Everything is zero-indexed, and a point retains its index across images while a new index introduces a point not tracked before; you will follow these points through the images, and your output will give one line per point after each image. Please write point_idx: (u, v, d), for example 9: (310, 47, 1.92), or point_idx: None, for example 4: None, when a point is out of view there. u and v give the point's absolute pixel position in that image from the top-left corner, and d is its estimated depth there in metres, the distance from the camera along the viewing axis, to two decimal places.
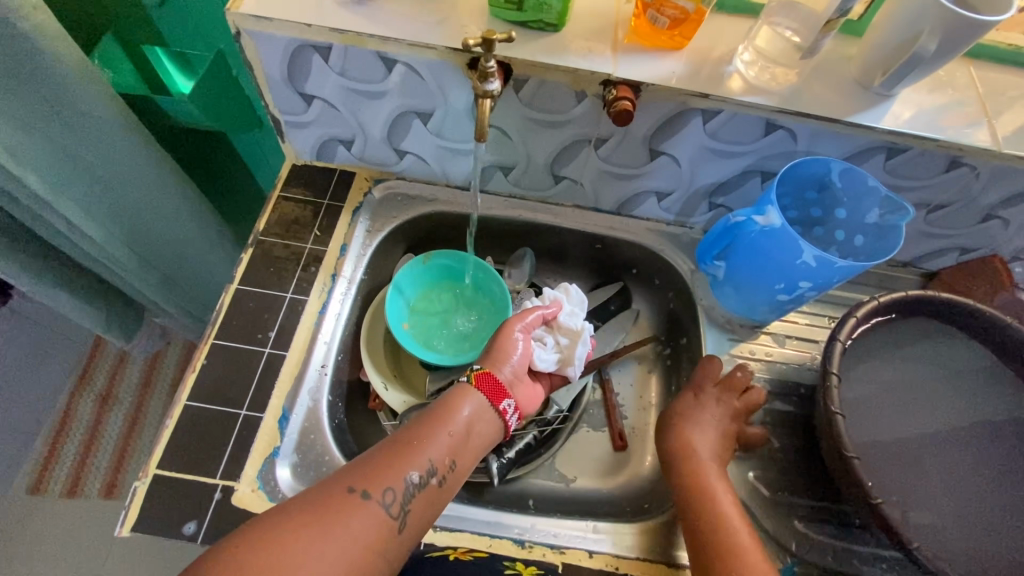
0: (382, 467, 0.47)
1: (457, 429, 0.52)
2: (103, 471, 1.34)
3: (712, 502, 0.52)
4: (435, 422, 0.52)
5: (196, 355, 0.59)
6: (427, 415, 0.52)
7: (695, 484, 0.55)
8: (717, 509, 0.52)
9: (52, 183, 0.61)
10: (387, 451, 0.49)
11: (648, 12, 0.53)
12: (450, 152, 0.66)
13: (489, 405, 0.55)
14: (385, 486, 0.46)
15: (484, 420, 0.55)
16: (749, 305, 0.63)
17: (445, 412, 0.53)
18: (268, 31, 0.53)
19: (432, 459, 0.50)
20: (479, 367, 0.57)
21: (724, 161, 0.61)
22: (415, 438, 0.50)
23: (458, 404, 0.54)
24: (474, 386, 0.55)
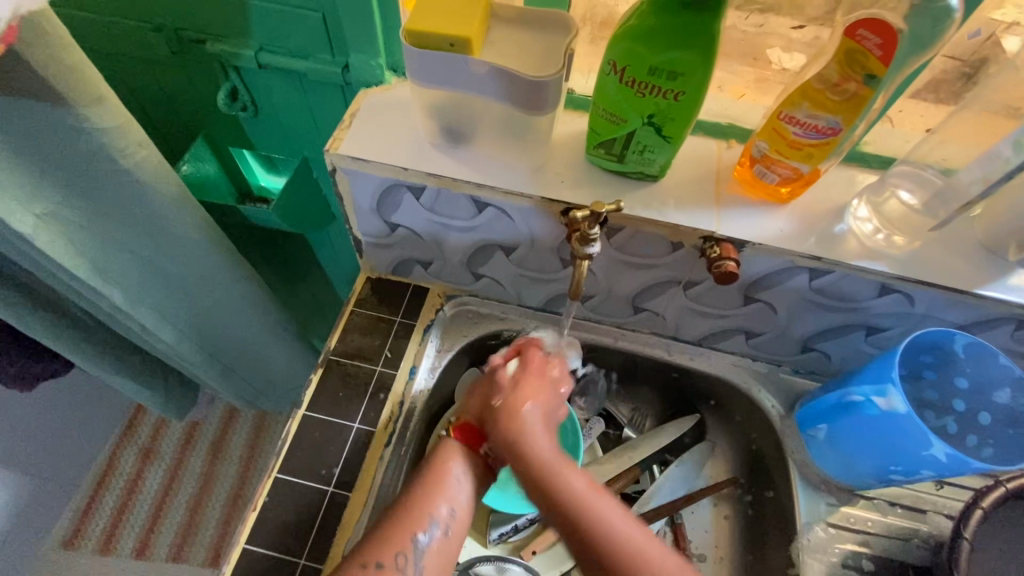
0: (383, 535, 0.45)
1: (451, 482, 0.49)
2: (137, 529, 1.33)
3: (567, 510, 0.45)
4: (432, 478, 0.49)
5: (258, 490, 0.56)
6: (419, 477, 0.50)
7: (540, 473, 0.47)
8: (587, 511, 0.45)
9: (132, 295, 0.61)
10: (389, 522, 0.46)
11: (755, 167, 0.51)
12: (528, 279, 0.64)
13: (473, 455, 0.52)
14: (394, 551, 0.44)
15: (474, 466, 0.52)
16: (853, 474, 0.57)
17: (439, 470, 0.50)
18: (363, 170, 0.53)
19: (433, 513, 0.47)
20: (456, 420, 0.56)
21: (827, 313, 0.57)
22: (413, 501, 0.47)
23: (449, 456, 0.51)
24: (452, 436, 0.53)
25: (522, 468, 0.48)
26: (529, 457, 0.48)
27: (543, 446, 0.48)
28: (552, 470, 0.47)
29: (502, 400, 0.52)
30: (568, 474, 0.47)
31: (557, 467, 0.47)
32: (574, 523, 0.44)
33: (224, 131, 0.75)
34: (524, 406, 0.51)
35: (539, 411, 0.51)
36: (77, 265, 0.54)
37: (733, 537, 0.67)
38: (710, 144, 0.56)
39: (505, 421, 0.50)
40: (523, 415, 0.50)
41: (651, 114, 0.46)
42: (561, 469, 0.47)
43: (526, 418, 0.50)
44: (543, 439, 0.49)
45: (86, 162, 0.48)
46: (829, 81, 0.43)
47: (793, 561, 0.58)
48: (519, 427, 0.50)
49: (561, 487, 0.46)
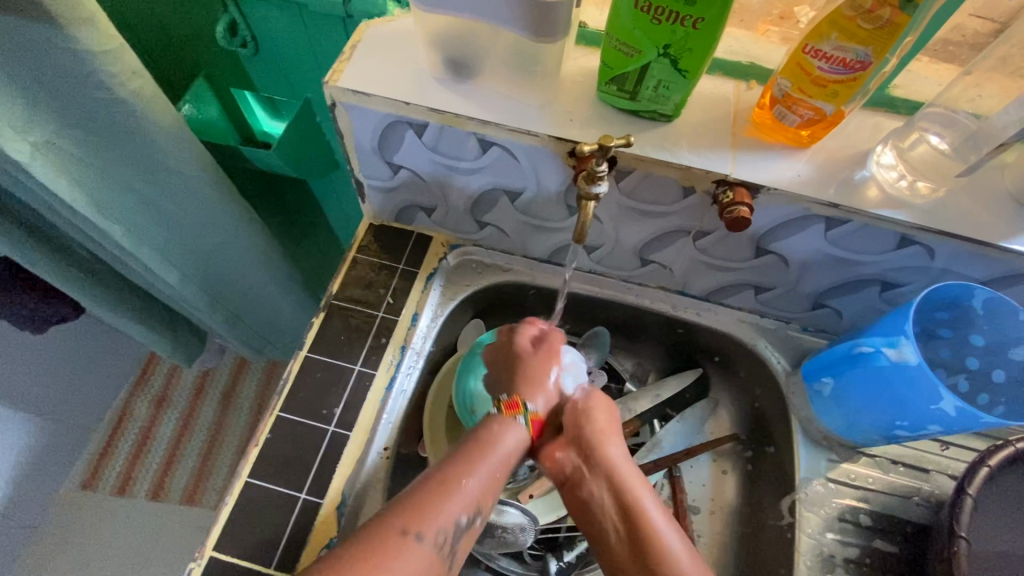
0: (428, 503, 0.43)
1: (503, 462, 0.48)
2: (152, 472, 1.37)
3: (637, 531, 0.47)
4: (483, 450, 0.48)
5: (260, 427, 0.57)
6: (460, 453, 0.48)
7: (616, 477, 0.50)
8: (662, 548, 0.46)
9: (134, 233, 0.61)
10: (425, 487, 0.45)
11: (775, 107, 0.48)
12: (534, 227, 0.62)
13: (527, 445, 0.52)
14: (438, 526, 0.43)
15: (522, 455, 0.52)
16: (857, 431, 0.56)
17: (490, 443, 0.49)
18: (364, 105, 0.51)
19: (478, 497, 0.46)
20: (534, 411, 0.53)
21: (841, 267, 0.55)
22: (456, 473, 0.46)
23: (505, 433, 0.50)
24: (528, 428, 0.52)
25: (609, 509, 0.49)
26: (620, 491, 0.49)
27: (621, 465, 0.51)
28: (631, 493, 0.49)
29: (585, 438, 0.52)
30: (646, 506, 0.48)
31: (634, 489, 0.49)
32: (638, 544, 0.47)
33: (225, 69, 0.73)
34: (611, 457, 0.51)
35: (623, 449, 0.52)
36: (76, 199, 0.54)
37: (730, 489, 0.68)
38: (728, 84, 0.53)
39: (579, 461, 0.51)
40: (611, 456, 0.51)
41: (667, 44, 0.43)
42: (634, 486, 0.50)
43: (614, 462, 0.51)
44: (623, 462, 0.51)
45: (78, 88, 0.47)
46: (861, 7, 0.40)
47: (792, 513, 0.58)
48: (604, 459, 0.51)
49: (635, 499, 0.49)
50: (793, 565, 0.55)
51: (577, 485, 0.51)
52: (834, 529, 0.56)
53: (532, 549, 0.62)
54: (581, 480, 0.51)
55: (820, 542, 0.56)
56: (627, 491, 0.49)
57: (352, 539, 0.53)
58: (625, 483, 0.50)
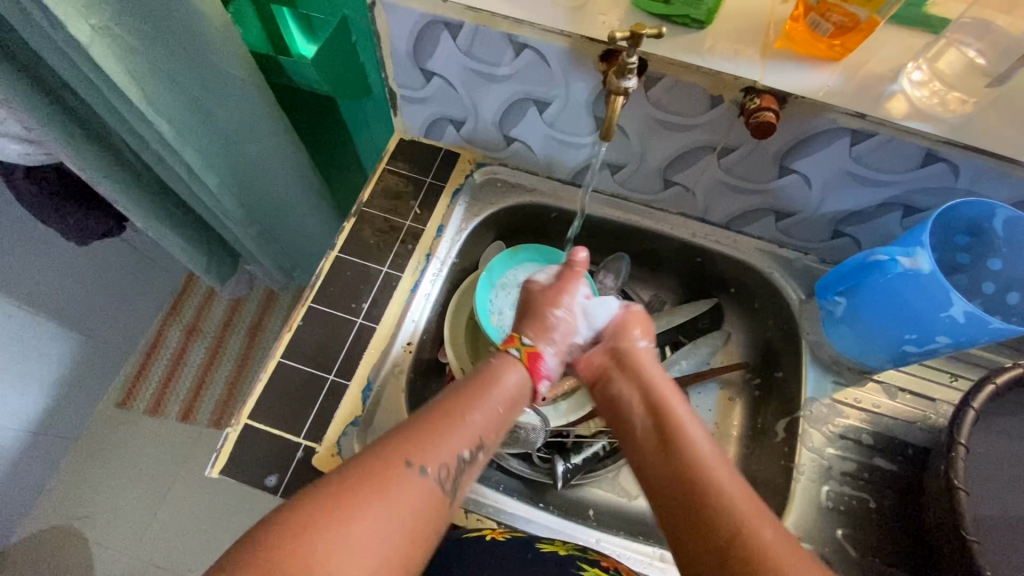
0: (430, 438, 0.43)
1: (506, 400, 0.49)
2: (182, 396, 1.45)
3: (670, 433, 0.46)
4: (486, 382, 0.50)
5: (293, 315, 0.61)
6: (467, 388, 0.48)
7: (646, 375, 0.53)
8: (685, 436, 0.46)
9: (180, 132, 0.64)
10: (428, 424, 0.44)
11: (809, 16, 0.48)
12: (560, 143, 0.64)
13: (529, 383, 0.53)
14: (440, 460, 0.42)
15: (525, 393, 0.52)
16: (864, 351, 0.58)
17: (494, 381, 0.50)
18: (403, 4, 0.53)
19: (480, 432, 0.46)
20: (530, 344, 0.56)
21: (864, 188, 0.56)
22: (456, 409, 0.46)
23: (506, 369, 0.52)
24: (523, 362, 0.54)
25: (635, 399, 0.51)
26: (645, 382, 0.52)
27: (658, 376, 0.53)
28: (658, 394, 0.50)
29: (625, 346, 0.57)
30: (671, 399, 0.50)
31: (659, 391, 0.51)
32: (658, 428, 0.47)
33: None
34: (641, 360, 0.55)
35: (651, 353, 0.57)
36: (131, 91, 0.57)
37: (736, 413, 0.70)
38: None
39: (614, 355, 0.56)
40: (645, 360, 0.55)
41: None
42: (663, 389, 0.52)
43: (642, 368, 0.54)
44: (657, 372, 0.54)
45: None
46: None
47: (795, 430, 0.60)
48: (633, 361, 0.55)
49: (669, 406, 0.49)
50: (793, 474, 0.58)
51: (608, 383, 0.55)
52: (835, 445, 0.58)
53: (541, 453, 0.66)
54: (610, 380, 0.55)
55: (820, 455, 0.58)
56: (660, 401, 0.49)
57: (375, 419, 0.57)
58: (651, 377, 0.53)
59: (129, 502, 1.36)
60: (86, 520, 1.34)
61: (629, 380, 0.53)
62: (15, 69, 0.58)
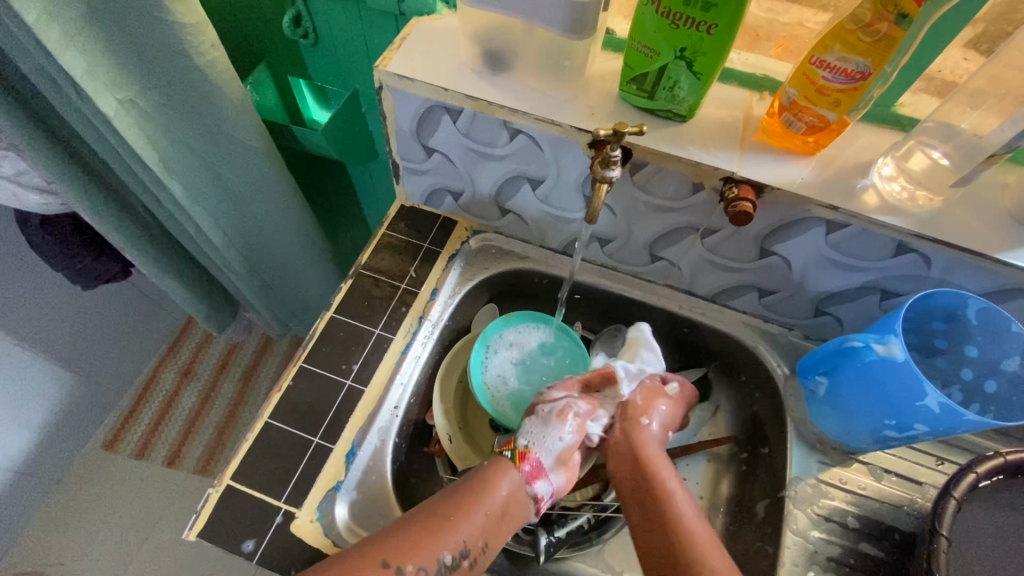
0: (416, 542, 0.45)
1: (495, 512, 0.49)
2: (170, 440, 1.43)
3: (665, 510, 0.50)
4: (479, 487, 0.50)
5: (284, 375, 0.62)
6: (461, 491, 0.49)
7: (643, 451, 0.55)
8: (674, 503, 0.51)
9: (192, 194, 0.67)
10: (422, 528, 0.46)
11: (783, 114, 0.52)
12: (553, 217, 0.67)
13: (525, 489, 0.52)
14: (418, 564, 0.44)
15: (520, 503, 0.51)
16: (847, 432, 0.58)
17: (486, 488, 0.50)
18: (407, 89, 0.57)
19: (465, 541, 0.47)
20: (524, 446, 0.54)
21: (842, 272, 0.58)
22: (447, 513, 0.48)
23: (499, 478, 0.51)
24: (516, 465, 0.53)
25: (655, 506, 0.51)
26: (641, 453, 0.55)
27: (672, 491, 0.52)
28: (655, 471, 0.53)
29: (649, 482, 0.53)
30: (676, 500, 0.51)
31: (655, 461, 0.54)
32: (655, 510, 0.51)
33: (286, 57, 0.78)
34: (645, 434, 0.57)
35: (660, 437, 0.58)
36: (150, 157, 0.60)
37: (723, 486, 0.69)
38: (743, 93, 0.57)
39: (620, 441, 0.57)
40: (664, 482, 0.53)
41: (683, 47, 0.47)
42: (664, 475, 0.53)
43: (646, 439, 0.56)
44: (652, 442, 0.56)
45: (165, 51, 0.54)
46: (862, 22, 0.44)
47: (780, 510, 0.60)
48: (636, 434, 0.57)
49: (664, 483, 0.52)
50: (778, 558, 0.57)
51: (612, 454, 0.57)
52: (820, 528, 0.57)
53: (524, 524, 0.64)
54: (618, 449, 0.57)
55: (807, 538, 0.57)
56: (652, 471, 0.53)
57: (357, 484, 0.57)
58: (644, 445, 0.56)
59: (103, 551, 1.32)
60: (58, 567, 1.30)
61: (624, 454, 0.56)
62: (41, 131, 0.62)
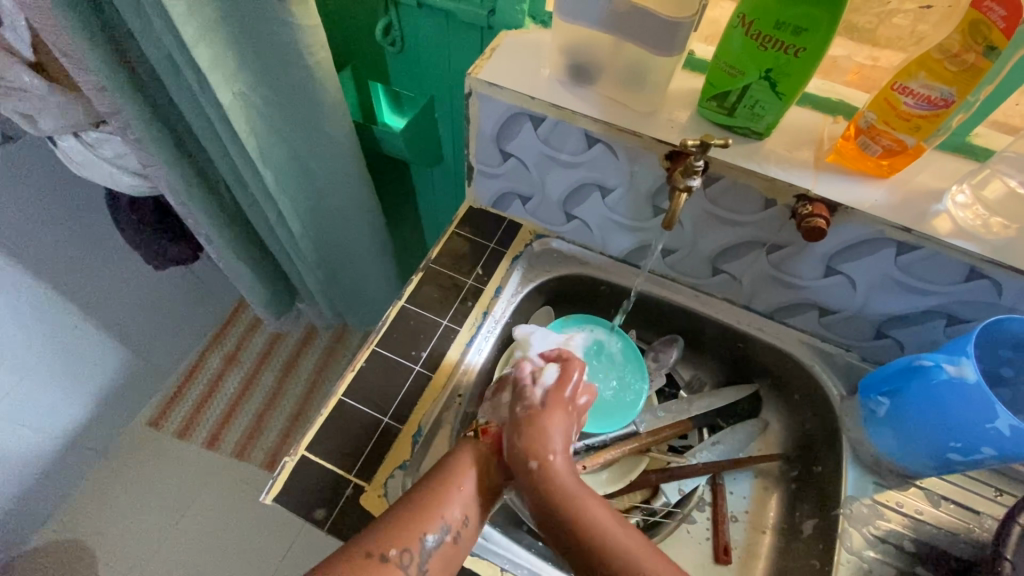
0: (400, 522, 0.46)
1: (470, 488, 0.50)
2: (212, 422, 1.48)
3: (568, 516, 0.46)
4: (454, 464, 0.51)
5: (357, 356, 0.65)
6: (437, 474, 0.50)
7: (557, 487, 0.47)
8: (586, 518, 0.46)
9: (280, 183, 0.72)
10: (404, 515, 0.47)
11: (860, 137, 0.54)
12: (618, 225, 0.69)
13: (496, 459, 0.52)
14: (403, 547, 0.45)
15: (493, 476, 0.52)
16: (908, 455, 0.58)
17: (460, 467, 0.51)
18: (495, 96, 0.61)
19: (446, 517, 0.48)
20: (484, 423, 0.55)
21: (909, 294, 0.59)
22: (428, 497, 0.48)
23: (468, 454, 0.52)
24: (479, 439, 0.53)
25: (554, 475, 0.48)
26: (559, 495, 0.47)
27: (571, 488, 0.47)
28: (570, 500, 0.47)
29: (537, 464, 0.48)
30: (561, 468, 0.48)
31: (570, 495, 0.47)
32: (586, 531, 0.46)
33: (370, 64, 0.84)
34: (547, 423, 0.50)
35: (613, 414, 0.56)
36: (250, 145, 0.65)
37: (771, 507, 0.69)
38: (816, 117, 0.59)
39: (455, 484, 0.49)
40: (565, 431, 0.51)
41: (769, 68, 0.50)
42: (586, 501, 0.47)
43: (561, 469, 0.48)
44: (562, 452, 0.49)
45: (282, 50, 0.59)
46: (948, 53, 0.46)
47: (834, 526, 0.60)
48: (548, 440, 0.49)
49: (586, 509, 0.46)
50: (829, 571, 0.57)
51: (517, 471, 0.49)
52: (875, 549, 0.58)
53: None
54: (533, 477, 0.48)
55: (863, 557, 0.57)
56: (561, 499, 0.47)
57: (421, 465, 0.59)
58: (548, 465, 0.48)
59: (144, 523, 1.37)
60: (99, 536, 1.35)
61: (551, 497, 0.47)
62: (152, 115, 0.68)
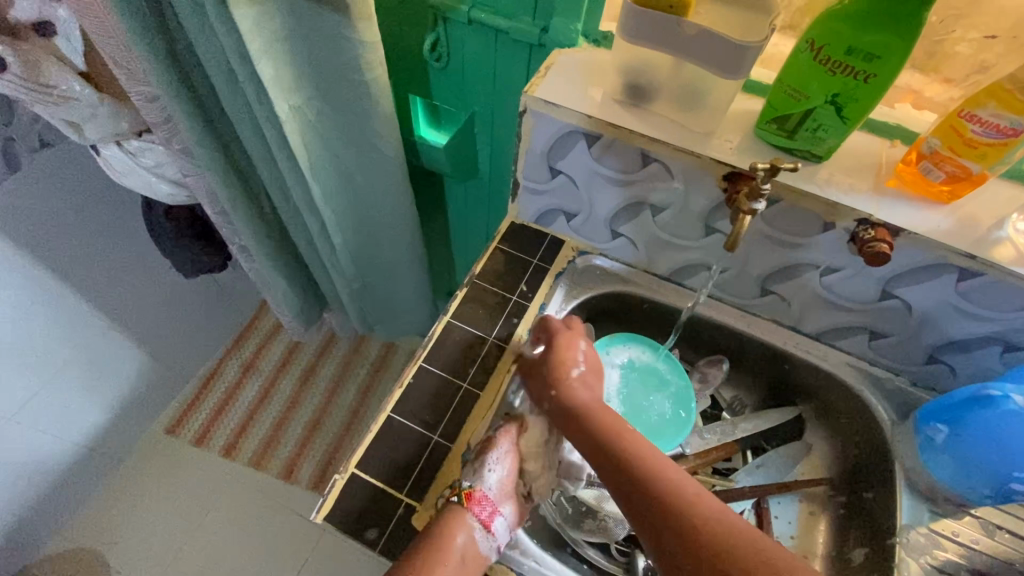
0: None
1: (455, 561, 0.49)
2: (229, 430, 1.47)
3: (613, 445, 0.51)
4: (439, 539, 0.49)
5: (404, 372, 0.65)
6: (421, 550, 0.49)
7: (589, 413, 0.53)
8: (619, 437, 0.51)
9: (327, 196, 0.72)
10: None
11: (922, 162, 0.54)
12: (666, 244, 0.69)
13: (481, 529, 0.51)
14: None
15: (478, 548, 0.51)
16: (965, 484, 0.58)
17: (443, 539, 0.49)
18: (550, 114, 0.61)
19: None
20: (469, 487, 0.53)
21: (967, 320, 0.58)
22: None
23: (453, 528, 0.50)
24: (466, 508, 0.51)
25: (600, 443, 0.51)
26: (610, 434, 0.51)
27: (619, 428, 0.52)
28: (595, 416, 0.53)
29: (554, 391, 0.56)
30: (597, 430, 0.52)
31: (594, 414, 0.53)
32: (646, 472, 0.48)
33: (412, 78, 0.84)
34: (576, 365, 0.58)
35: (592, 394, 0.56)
36: (302, 158, 0.65)
37: (820, 533, 0.67)
38: (873, 141, 0.59)
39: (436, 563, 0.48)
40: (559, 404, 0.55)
41: (836, 93, 0.50)
42: (621, 429, 0.52)
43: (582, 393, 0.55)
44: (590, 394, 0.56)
45: (342, 66, 0.59)
46: (1021, 83, 0.46)
47: (889, 556, 0.60)
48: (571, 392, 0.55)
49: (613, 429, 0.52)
50: None
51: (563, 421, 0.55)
52: None
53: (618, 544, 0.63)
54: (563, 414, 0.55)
55: None
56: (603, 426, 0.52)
57: None
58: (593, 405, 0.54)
59: (161, 533, 1.35)
60: (113, 546, 1.33)
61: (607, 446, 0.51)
62: (203, 126, 0.68)
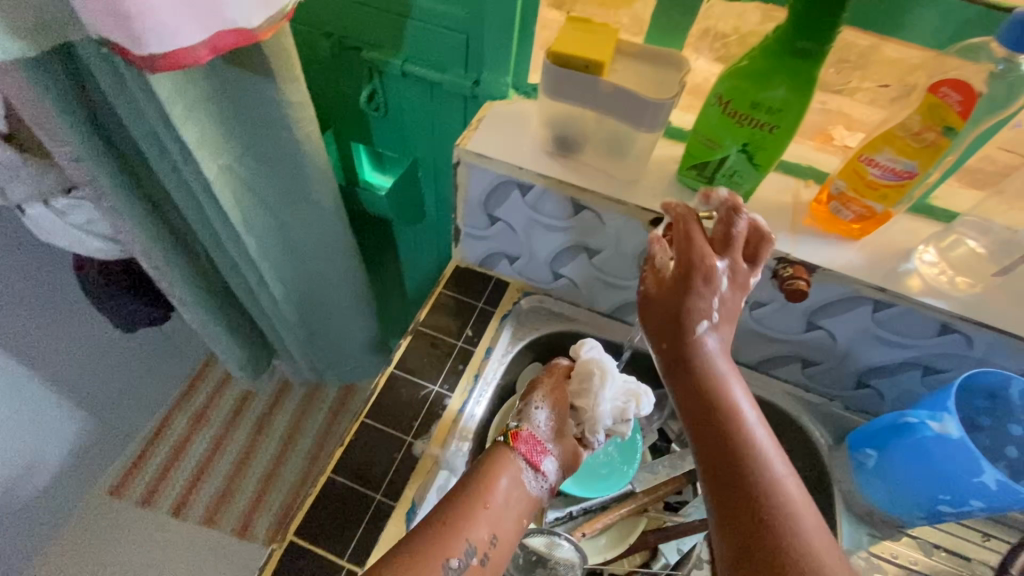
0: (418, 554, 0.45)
1: (495, 502, 0.50)
2: (178, 487, 1.39)
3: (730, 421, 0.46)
4: (482, 478, 0.50)
5: (346, 429, 0.63)
6: (458, 494, 0.50)
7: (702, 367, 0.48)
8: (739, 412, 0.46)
9: (263, 250, 0.71)
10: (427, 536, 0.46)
11: (831, 202, 0.57)
12: (605, 284, 0.70)
13: (527, 468, 0.53)
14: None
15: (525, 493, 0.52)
16: (899, 503, 0.60)
17: (489, 474, 0.51)
18: (483, 166, 0.62)
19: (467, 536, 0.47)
20: (516, 427, 0.55)
21: (887, 348, 0.61)
22: (454, 519, 0.48)
23: (501, 459, 0.52)
24: (511, 446, 0.53)
25: (699, 396, 0.47)
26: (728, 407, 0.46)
27: (716, 371, 0.48)
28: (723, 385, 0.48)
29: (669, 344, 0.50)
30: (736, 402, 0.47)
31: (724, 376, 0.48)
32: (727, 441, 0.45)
33: (353, 126, 0.85)
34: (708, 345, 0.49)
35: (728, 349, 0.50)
36: (234, 215, 0.65)
37: None
38: (788, 181, 0.63)
39: (475, 494, 0.49)
40: (692, 347, 0.49)
41: (747, 143, 0.53)
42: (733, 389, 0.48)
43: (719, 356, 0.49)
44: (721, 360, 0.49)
45: (271, 125, 0.59)
46: (910, 130, 0.50)
47: None
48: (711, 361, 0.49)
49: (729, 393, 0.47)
50: None
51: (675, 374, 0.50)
52: None
53: None
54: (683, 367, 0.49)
55: None
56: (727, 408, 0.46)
57: None
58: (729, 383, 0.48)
59: None
60: None
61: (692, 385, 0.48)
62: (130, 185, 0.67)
